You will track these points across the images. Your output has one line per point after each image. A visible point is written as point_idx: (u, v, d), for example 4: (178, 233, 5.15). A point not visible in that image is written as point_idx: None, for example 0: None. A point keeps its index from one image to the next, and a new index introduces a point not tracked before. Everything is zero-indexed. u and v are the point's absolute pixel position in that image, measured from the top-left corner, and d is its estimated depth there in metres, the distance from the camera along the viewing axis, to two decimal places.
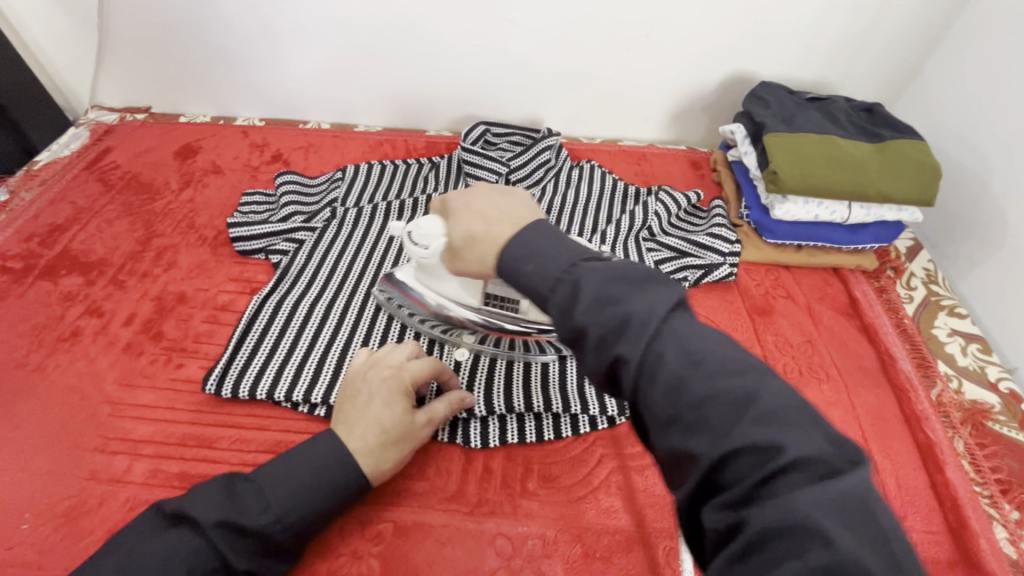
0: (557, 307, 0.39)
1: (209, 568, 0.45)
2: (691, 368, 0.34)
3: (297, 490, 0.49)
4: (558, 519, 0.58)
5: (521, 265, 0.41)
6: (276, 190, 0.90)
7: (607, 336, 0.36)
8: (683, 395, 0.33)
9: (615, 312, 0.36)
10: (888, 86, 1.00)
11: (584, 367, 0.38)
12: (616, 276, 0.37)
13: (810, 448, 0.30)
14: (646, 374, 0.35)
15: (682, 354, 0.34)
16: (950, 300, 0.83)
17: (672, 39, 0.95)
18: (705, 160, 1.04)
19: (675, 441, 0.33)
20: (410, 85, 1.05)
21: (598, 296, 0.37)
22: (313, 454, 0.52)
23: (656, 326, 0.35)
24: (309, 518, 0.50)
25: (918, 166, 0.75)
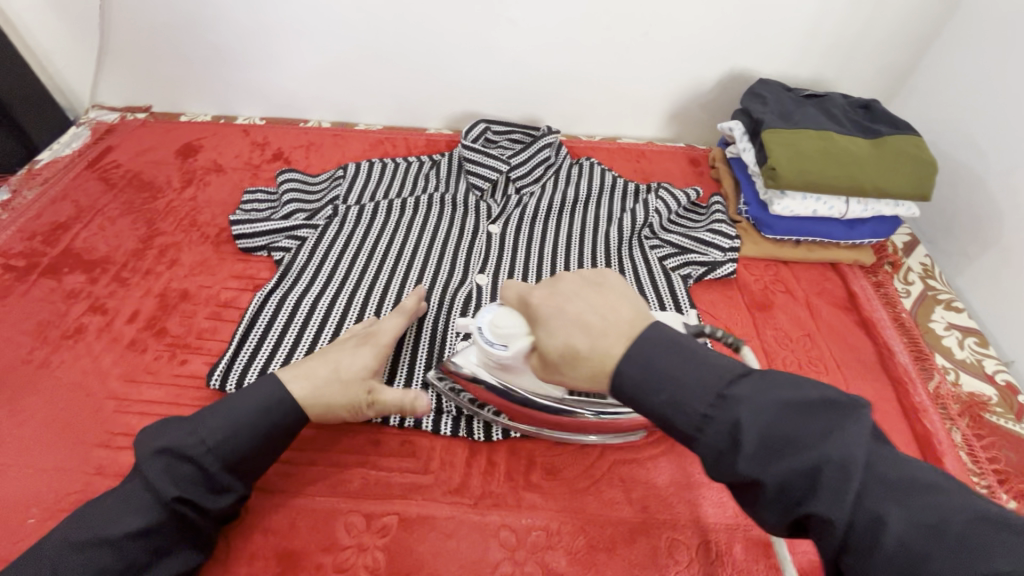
0: (709, 447, 0.38)
1: (151, 501, 0.48)
2: (925, 537, 0.32)
3: (224, 421, 0.52)
4: (561, 511, 0.58)
5: (653, 391, 0.40)
6: (278, 188, 0.91)
7: (798, 491, 0.35)
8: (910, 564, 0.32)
9: (797, 460, 0.35)
10: (885, 83, 1.01)
11: (762, 522, 0.38)
12: (791, 405, 0.37)
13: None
14: (862, 536, 0.34)
15: (902, 516, 0.33)
16: (947, 294, 0.84)
17: (670, 38, 0.95)
18: (704, 157, 1.05)
19: None
20: (410, 84, 1.05)
21: (765, 439, 0.36)
22: (253, 392, 0.55)
23: (855, 474, 0.34)
24: (238, 443, 0.52)
25: (915, 162, 0.76)
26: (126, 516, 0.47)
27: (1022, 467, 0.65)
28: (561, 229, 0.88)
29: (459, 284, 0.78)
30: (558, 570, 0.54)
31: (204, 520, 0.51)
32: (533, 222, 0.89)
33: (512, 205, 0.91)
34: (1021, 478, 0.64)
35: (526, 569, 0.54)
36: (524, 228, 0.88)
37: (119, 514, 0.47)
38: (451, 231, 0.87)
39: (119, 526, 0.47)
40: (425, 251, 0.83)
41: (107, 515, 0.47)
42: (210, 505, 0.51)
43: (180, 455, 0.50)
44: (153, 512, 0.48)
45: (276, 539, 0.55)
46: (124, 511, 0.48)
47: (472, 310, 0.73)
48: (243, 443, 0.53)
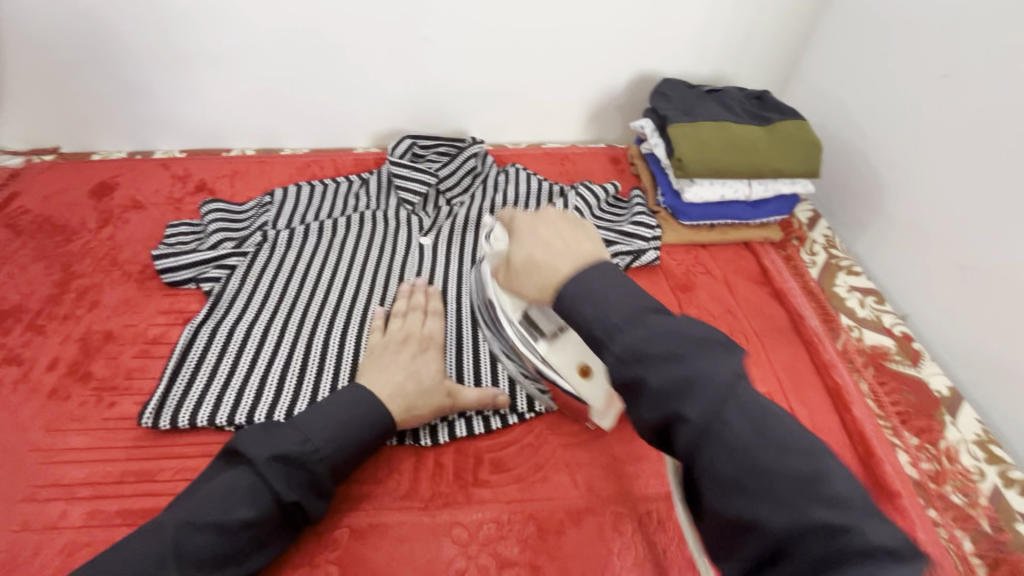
0: (615, 352, 0.41)
1: (265, 499, 0.51)
2: (758, 433, 0.36)
3: (334, 429, 0.55)
4: (511, 502, 0.60)
5: (581, 308, 0.44)
6: (202, 219, 0.89)
7: (668, 392, 0.38)
8: (749, 461, 0.35)
9: (675, 370, 0.38)
10: (777, 75, 1.11)
11: (636, 417, 0.40)
12: (680, 334, 0.40)
13: (882, 533, 0.30)
14: (710, 423, 0.36)
15: (753, 424, 0.36)
16: (847, 260, 0.92)
17: (578, 45, 1.01)
18: (624, 155, 1.11)
19: (736, 508, 0.35)
20: (334, 106, 1.06)
21: (632, 349, 0.40)
22: (349, 395, 0.58)
23: (724, 391, 0.37)
24: (346, 452, 0.56)
25: (802, 143, 0.83)
26: (239, 510, 0.49)
27: (919, 405, 0.73)
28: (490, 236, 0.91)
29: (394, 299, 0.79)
30: (511, 558, 0.56)
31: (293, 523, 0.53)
32: (466, 231, 0.91)
33: (443, 217, 0.93)
34: (918, 416, 0.72)
35: (480, 561, 0.56)
36: (456, 237, 0.90)
37: (229, 507, 0.49)
38: (384, 247, 0.87)
39: (226, 518, 0.48)
40: (360, 267, 0.84)
41: (212, 507, 0.49)
42: (306, 509, 0.53)
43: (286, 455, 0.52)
44: (263, 509, 0.50)
45: None
46: (230, 506, 0.49)
47: None
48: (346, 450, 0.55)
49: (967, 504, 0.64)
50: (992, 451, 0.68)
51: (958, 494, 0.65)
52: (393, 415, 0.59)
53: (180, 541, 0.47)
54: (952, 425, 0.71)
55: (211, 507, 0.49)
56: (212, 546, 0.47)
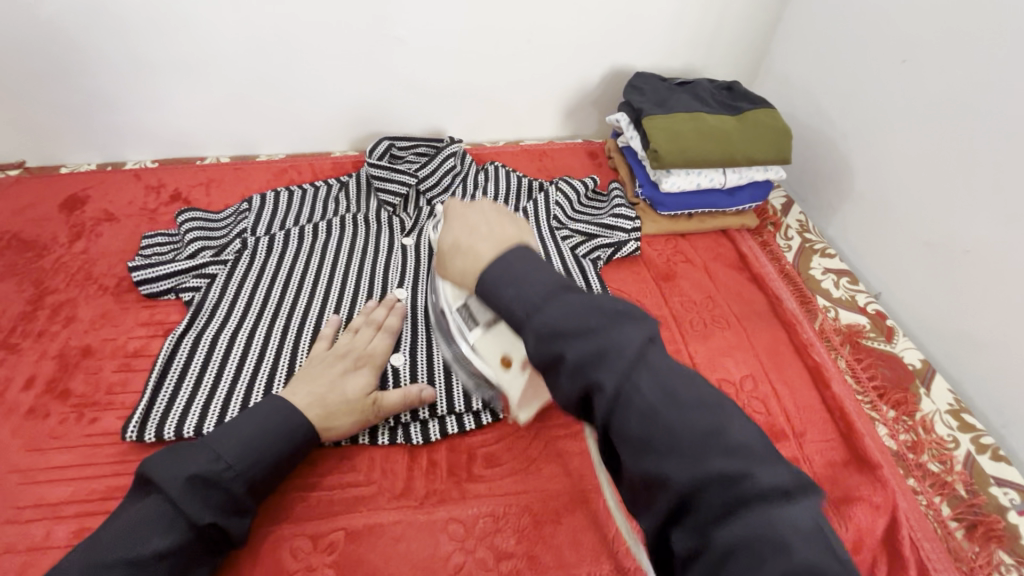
0: (533, 331, 0.43)
1: (179, 524, 0.49)
2: (663, 396, 0.38)
3: (244, 445, 0.54)
4: (506, 495, 0.61)
5: (501, 290, 0.45)
6: (179, 228, 0.87)
7: (585, 363, 0.39)
8: (653, 420, 0.37)
9: (586, 342, 0.40)
10: (746, 65, 1.13)
11: (558, 394, 0.42)
12: (594, 306, 0.41)
13: (773, 475, 0.34)
14: (620, 401, 0.38)
15: (658, 385, 0.38)
16: (821, 243, 0.95)
17: (552, 42, 1.02)
18: (601, 149, 1.12)
19: (646, 466, 0.36)
20: (308, 110, 1.05)
21: (548, 326, 0.42)
22: (266, 409, 0.57)
23: (634, 359, 0.39)
24: (263, 468, 0.55)
25: (772, 131, 0.85)
26: (153, 540, 0.47)
27: (895, 379, 0.75)
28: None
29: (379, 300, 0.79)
30: (508, 550, 0.57)
31: (218, 546, 0.52)
32: (448, 230, 0.91)
33: (424, 217, 0.93)
34: (895, 390, 0.74)
35: (478, 555, 0.56)
36: (438, 237, 0.90)
37: (139, 542, 0.47)
38: (367, 249, 0.87)
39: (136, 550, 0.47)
40: (343, 271, 0.83)
41: (125, 541, 0.47)
42: (227, 530, 0.51)
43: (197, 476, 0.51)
44: (176, 535, 0.49)
45: None
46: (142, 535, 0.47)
47: None
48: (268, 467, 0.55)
49: (944, 471, 0.67)
50: (965, 420, 0.71)
51: (934, 462, 0.68)
52: (310, 425, 0.58)
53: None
54: (926, 397, 0.74)
55: (123, 537, 0.47)
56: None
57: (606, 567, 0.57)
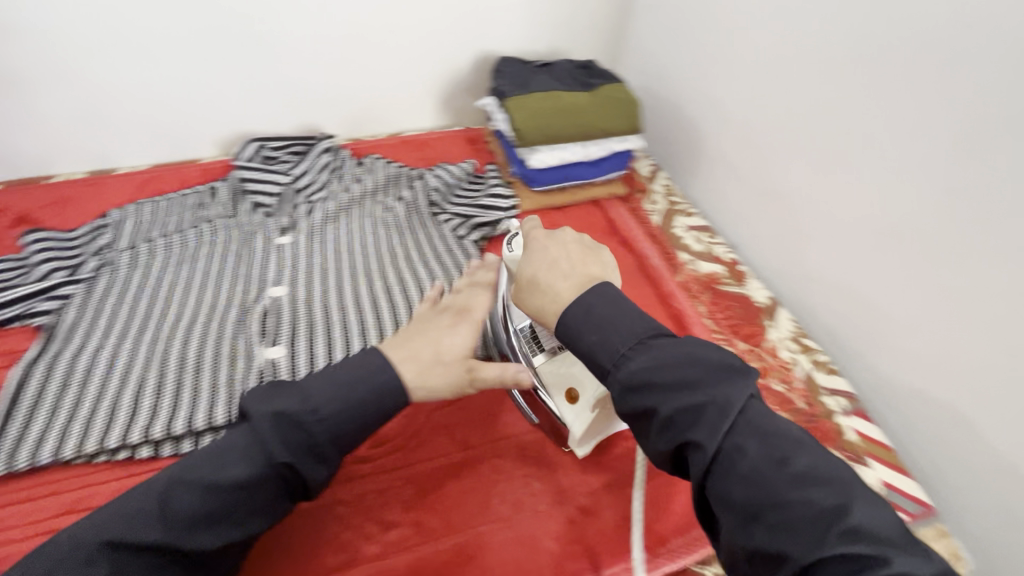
0: (619, 381, 0.45)
1: (258, 457, 0.48)
2: (770, 462, 0.38)
3: (337, 389, 0.51)
4: (391, 470, 0.62)
5: (584, 333, 0.48)
6: (26, 251, 0.81)
7: (678, 418, 0.41)
8: (758, 481, 0.37)
9: (689, 396, 0.42)
10: (606, 45, 1.20)
11: (650, 450, 0.43)
12: (722, 348, 0.44)
13: (876, 520, 0.35)
14: (722, 461, 0.39)
15: (765, 450, 0.39)
16: (683, 205, 1.03)
17: (416, 31, 1.04)
18: (480, 135, 1.15)
19: (758, 538, 0.36)
20: (168, 116, 1.01)
21: (640, 377, 0.44)
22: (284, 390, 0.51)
23: (733, 415, 0.40)
24: (351, 415, 0.50)
25: (623, 105, 0.92)
26: (231, 469, 0.47)
27: (746, 316, 0.85)
28: (350, 226, 0.91)
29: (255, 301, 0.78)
30: (394, 520, 0.59)
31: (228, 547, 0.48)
32: (327, 225, 0.91)
33: (301, 215, 0.92)
34: (746, 324, 0.84)
35: (363, 529, 0.58)
36: (316, 234, 0.90)
37: (223, 464, 0.47)
38: (241, 252, 0.85)
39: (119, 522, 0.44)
40: (216, 276, 0.81)
41: (205, 466, 0.47)
42: (301, 471, 0.48)
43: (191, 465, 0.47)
44: (258, 466, 0.47)
45: None
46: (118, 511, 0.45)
47: (270, 320, 0.75)
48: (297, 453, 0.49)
49: (787, 390, 0.76)
50: (804, 343, 0.81)
51: (779, 383, 0.77)
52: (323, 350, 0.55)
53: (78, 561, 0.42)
54: (773, 327, 0.83)
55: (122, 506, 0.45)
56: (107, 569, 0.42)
57: (490, 521, 0.60)
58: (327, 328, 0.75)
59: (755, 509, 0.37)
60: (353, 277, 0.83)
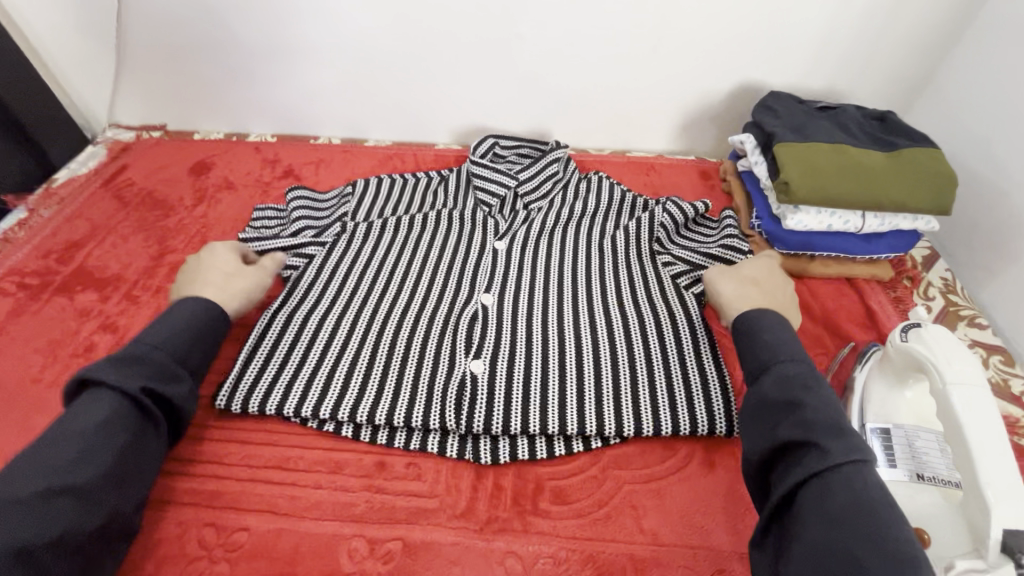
0: (778, 372, 0.52)
1: (92, 397, 0.51)
2: (881, 498, 0.42)
3: (166, 334, 0.57)
4: (569, 538, 0.57)
5: (760, 322, 0.58)
6: (287, 205, 0.91)
7: (818, 426, 0.46)
8: (858, 507, 0.41)
9: (823, 412, 0.48)
10: (902, 92, 0.99)
11: (769, 435, 0.49)
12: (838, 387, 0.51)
13: None
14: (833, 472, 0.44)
15: (878, 486, 0.43)
16: (970, 309, 0.81)
17: (681, 49, 0.95)
18: (715, 170, 1.03)
19: (828, 543, 0.41)
20: (420, 100, 1.06)
21: (795, 380, 0.51)
22: (177, 310, 0.61)
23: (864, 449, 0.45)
24: (148, 366, 0.54)
25: (933, 176, 0.74)
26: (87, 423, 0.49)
27: None
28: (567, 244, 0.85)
29: (463, 303, 0.75)
30: None
31: (126, 508, 0.50)
32: (543, 238, 0.86)
33: (519, 221, 0.88)
34: None
35: None
36: (532, 245, 0.85)
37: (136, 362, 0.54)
38: (459, 247, 0.85)
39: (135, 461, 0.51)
40: (433, 267, 0.82)
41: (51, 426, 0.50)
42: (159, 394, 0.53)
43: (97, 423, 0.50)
44: (99, 405, 0.50)
45: (274, 567, 0.54)
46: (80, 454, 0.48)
47: (476, 329, 0.71)
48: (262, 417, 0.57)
49: None
50: None
51: None
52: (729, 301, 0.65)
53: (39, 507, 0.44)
54: None
55: (44, 463, 0.47)
56: (75, 506, 0.46)
57: None
58: (529, 349, 0.69)
59: (838, 521, 0.41)
60: (563, 300, 0.76)
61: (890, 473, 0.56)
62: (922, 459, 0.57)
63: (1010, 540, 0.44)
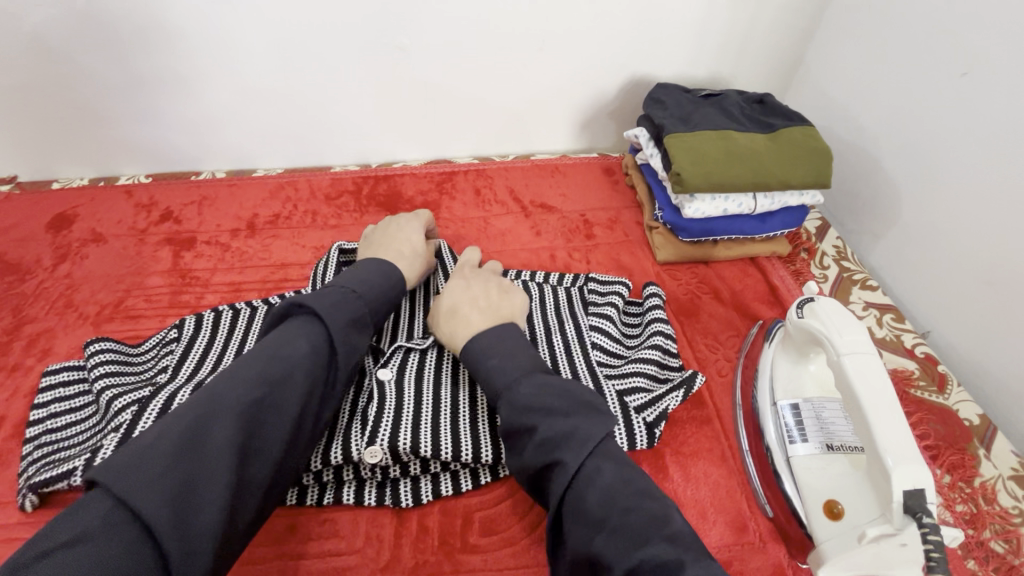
0: (507, 402, 0.51)
1: (134, 532, 0.36)
2: (618, 486, 0.44)
3: (257, 409, 0.44)
4: (501, 573, 0.54)
5: (489, 355, 0.56)
6: (86, 361, 0.67)
7: (547, 437, 0.47)
8: (608, 501, 0.43)
9: (548, 427, 0.47)
10: (778, 74, 1.04)
11: (519, 463, 0.49)
12: (525, 409, 0.50)
13: (704, 560, 0.40)
14: (579, 491, 0.44)
15: (615, 477, 0.44)
16: (861, 274, 0.86)
17: (566, 51, 0.95)
18: (618, 165, 1.04)
19: (580, 535, 0.43)
20: (308, 122, 1.00)
21: (517, 411, 0.50)
22: (286, 356, 0.48)
23: (591, 452, 0.46)
24: (248, 430, 0.43)
25: (811, 151, 0.77)
26: (114, 539, 0.35)
27: (950, 438, 0.66)
28: None
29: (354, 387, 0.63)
30: None
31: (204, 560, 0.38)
32: (437, 364, 0.65)
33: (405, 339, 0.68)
34: (950, 448, 0.66)
35: None
36: (427, 364, 0.65)
37: (193, 448, 0.40)
38: None
39: (568, 522, 0.44)
40: None
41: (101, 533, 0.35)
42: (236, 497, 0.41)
43: (285, 358, 0.48)
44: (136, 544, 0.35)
45: None
46: (261, 402, 0.45)
47: (373, 407, 0.59)
48: (534, 432, 0.48)
49: (1010, 553, 0.58)
50: None
51: (997, 541, 0.58)
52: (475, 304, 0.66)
53: (220, 471, 0.40)
54: (986, 460, 0.65)
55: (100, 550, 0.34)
56: (130, 554, 0.35)
57: None
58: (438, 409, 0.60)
59: (597, 521, 0.42)
60: (460, 404, 0.62)
61: (804, 449, 0.58)
62: (830, 429, 0.59)
63: (910, 501, 0.46)
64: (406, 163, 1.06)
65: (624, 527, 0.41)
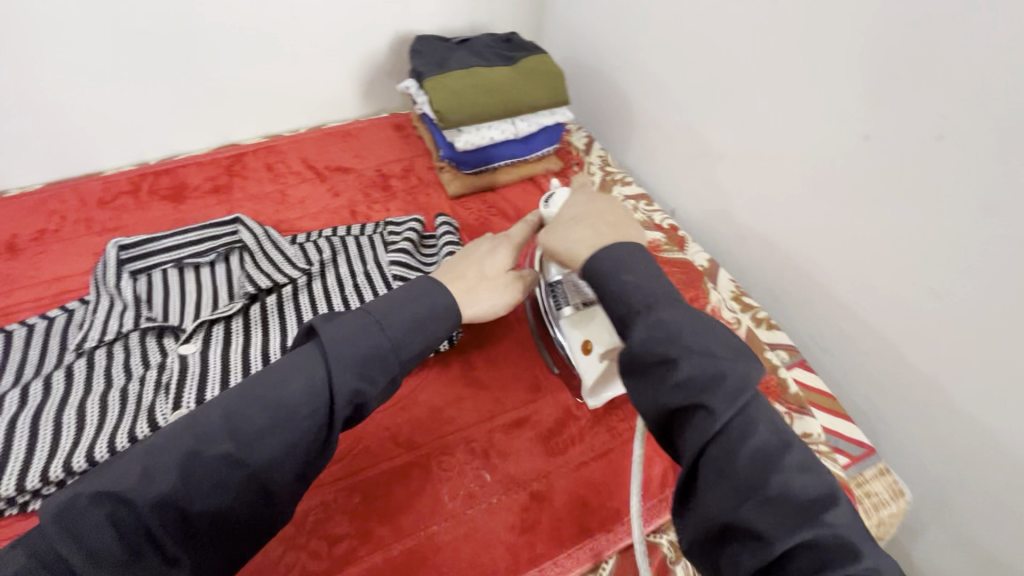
0: (646, 322, 0.44)
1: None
2: (775, 447, 0.40)
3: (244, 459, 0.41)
4: (329, 485, 0.59)
5: (608, 275, 0.49)
6: None
7: (699, 381, 0.41)
8: (762, 465, 0.39)
9: (702, 366, 0.41)
10: (529, 16, 1.16)
11: (648, 399, 0.43)
12: (693, 325, 0.44)
13: (852, 534, 0.37)
14: (733, 434, 0.40)
15: (772, 435, 0.40)
16: (620, 174, 1.02)
17: (320, 16, 0.97)
18: (407, 120, 1.10)
19: (743, 508, 0.38)
20: (56, 128, 0.91)
21: (664, 329, 0.43)
22: (282, 406, 0.44)
23: (748, 393, 0.41)
24: (228, 495, 0.40)
25: (547, 76, 0.90)
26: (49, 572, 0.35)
27: (687, 281, 0.85)
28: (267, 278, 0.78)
29: (159, 370, 0.66)
30: (341, 534, 0.56)
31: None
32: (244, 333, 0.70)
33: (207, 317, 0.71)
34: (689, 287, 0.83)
35: (309, 547, 0.55)
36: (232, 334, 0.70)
37: (153, 484, 0.39)
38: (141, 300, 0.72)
39: (727, 474, 0.39)
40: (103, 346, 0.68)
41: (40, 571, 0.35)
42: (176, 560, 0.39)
43: (275, 406, 0.43)
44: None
45: None
46: (230, 457, 0.41)
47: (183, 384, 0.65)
48: (680, 357, 0.42)
49: None
50: (744, 301, 0.82)
51: None
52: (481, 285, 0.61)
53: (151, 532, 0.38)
54: (714, 289, 0.83)
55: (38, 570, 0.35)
56: None
57: (442, 519, 0.57)
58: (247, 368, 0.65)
59: (750, 488, 0.38)
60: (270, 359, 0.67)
61: None
62: None
63: None
64: (189, 154, 1.02)
65: (773, 500, 0.38)
